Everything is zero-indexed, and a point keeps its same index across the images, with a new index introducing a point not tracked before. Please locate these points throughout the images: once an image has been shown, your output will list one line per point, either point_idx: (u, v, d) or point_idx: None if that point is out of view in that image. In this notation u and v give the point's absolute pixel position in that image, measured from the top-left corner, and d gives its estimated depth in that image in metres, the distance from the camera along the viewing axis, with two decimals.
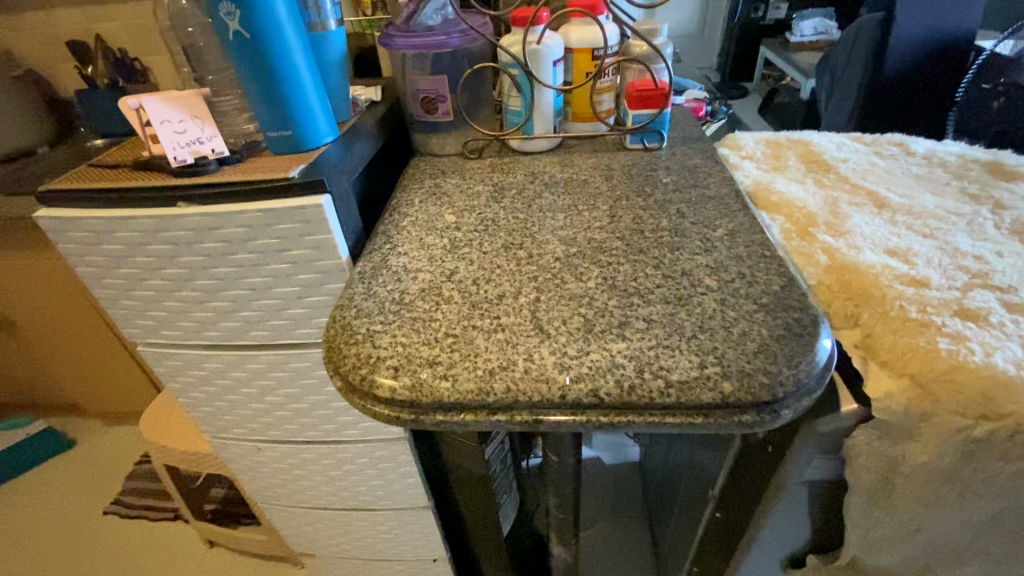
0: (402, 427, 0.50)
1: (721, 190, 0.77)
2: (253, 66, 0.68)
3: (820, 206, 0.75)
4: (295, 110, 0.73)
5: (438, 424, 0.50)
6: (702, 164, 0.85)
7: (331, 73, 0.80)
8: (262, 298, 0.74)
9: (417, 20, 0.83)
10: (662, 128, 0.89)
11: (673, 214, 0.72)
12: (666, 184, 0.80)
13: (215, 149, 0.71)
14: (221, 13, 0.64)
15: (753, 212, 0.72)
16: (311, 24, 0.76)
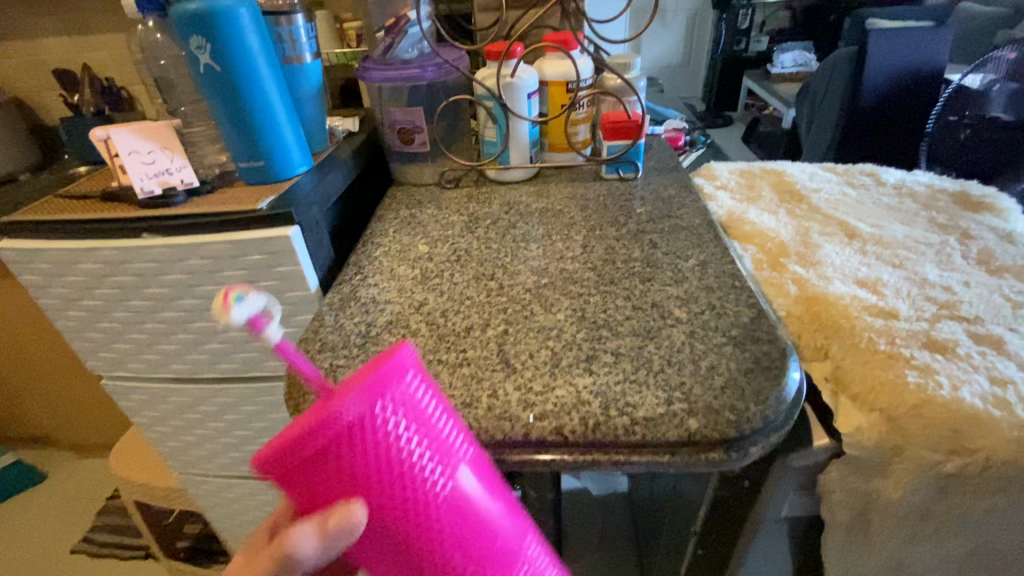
0: None
1: (695, 220, 0.77)
2: (224, 98, 0.68)
3: (792, 236, 0.76)
4: (268, 142, 0.73)
5: None
6: (676, 194, 0.86)
7: (306, 105, 0.80)
8: (230, 330, 0.72)
9: (393, 54, 0.84)
10: (637, 159, 0.90)
11: (646, 244, 0.72)
12: (640, 214, 0.80)
13: (186, 179, 0.71)
14: (193, 47, 0.65)
15: (724, 242, 0.72)
16: (286, 57, 0.76)
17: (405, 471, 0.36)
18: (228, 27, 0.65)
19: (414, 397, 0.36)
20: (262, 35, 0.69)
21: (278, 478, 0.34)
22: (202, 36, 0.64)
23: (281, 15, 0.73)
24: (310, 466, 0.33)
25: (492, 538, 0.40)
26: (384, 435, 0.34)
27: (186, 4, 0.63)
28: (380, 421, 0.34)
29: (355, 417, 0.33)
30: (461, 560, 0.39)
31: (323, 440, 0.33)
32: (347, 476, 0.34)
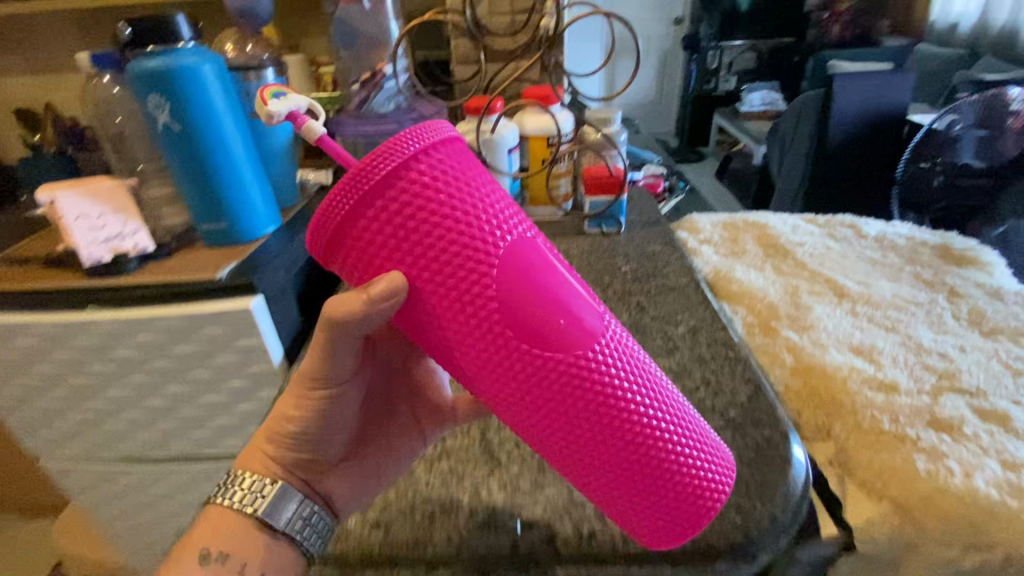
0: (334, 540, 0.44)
1: (682, 279, 0.75)
2: (185, 157, 0.64)
3: (781, 296, 0.74)
4: (234, 202, 0.68)
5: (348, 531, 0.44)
6: (661, 250, 0.83)
7: (274, 161, 0.76)
8: (184, 408, 0.66)
9: (367, 108, 0.81)
10: (619, 214, 0.88)
11: (633, 308, 0.69)
12: (625, 273, 0.77)
13: (142, 243, 0.65)
14: (151, 106, 0.61)
15: (713, 304, 0.69)
16: (254, 113, 0.73)
17: (456, 217, 0.33)
18: (191, 85, 0.61)
19: (459, 151, 0.34)
20: (228, 92, 0.65)
21: (346, 252, 0.35)
22: (162, 94, 0.60)
23: (250, 71, 0.71)
24: (368, 225, 0.33)
25: (569, 322, 0.35)
26: (430, 176, 0.33)
27: (144, 62, 0.59)
28: (424, 166, 0.33)
29: (401, 163, 0.32)
30: (541, 343, 0.35)
31: (371, 185, 0.32)
32: (400, 233, 0.33)
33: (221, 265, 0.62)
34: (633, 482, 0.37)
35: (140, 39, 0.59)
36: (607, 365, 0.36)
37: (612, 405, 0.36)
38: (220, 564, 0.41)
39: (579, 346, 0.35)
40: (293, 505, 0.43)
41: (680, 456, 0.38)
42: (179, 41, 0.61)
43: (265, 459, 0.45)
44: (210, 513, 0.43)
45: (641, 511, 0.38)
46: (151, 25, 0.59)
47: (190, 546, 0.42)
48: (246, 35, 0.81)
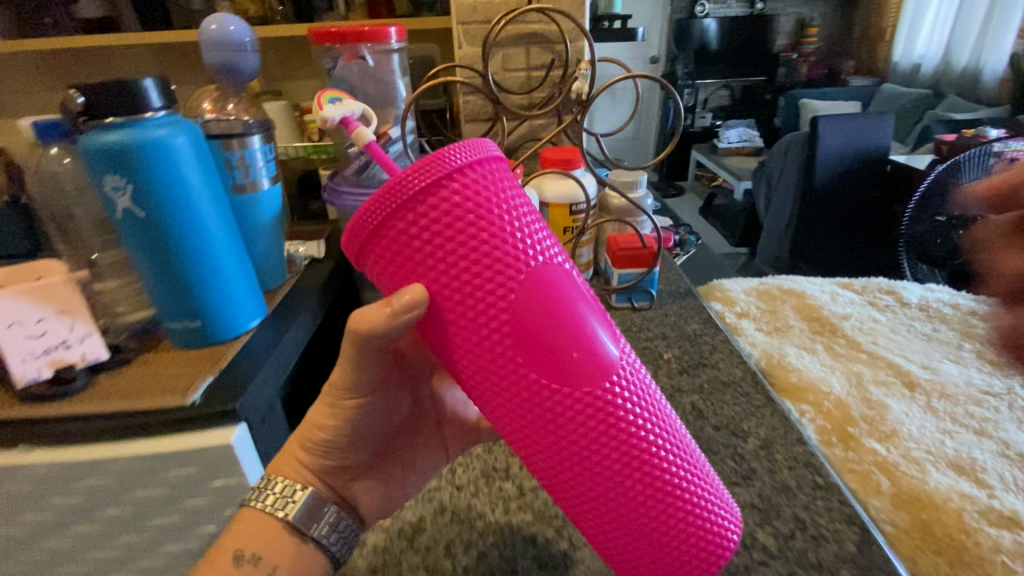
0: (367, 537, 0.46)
1: (735, 371, 0.65)
2: (149, 248, 0.52)
3: (847, 390, 0.65)
4: (209, 296, 0.56)
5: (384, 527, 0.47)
6: (702, 328, 0.73)
7: (258, 239, 0.65)
8: (143, 559, 0.52)
9: (370, 173, 0.69)
10: (651, 286, 0.78)
11: (689, 413, 0.59)
12: (669, 361, 0.66)
13: (96, 351, 0.53)
14: (107, 188, 0.49)
15: (778, 406, 0.60)
16: (235, 185, 0.61)
17: (489, 236, 0.31)
18: (159, 163, 0.49)
19: (502, 171, 0.33)
20: (205, 167, 0.54)
21: (372, 252, 0.33)
22: (121, 174, 0.48)
23: (232, 138, 0.59)
24: (400, 232, 0.31)
25: (591, 355, 0.33)
26: (469, 191, 0.31)
27: (100, 136, 0.48)
28: (466, 179, 0.31)
29: (444, 175, 0.31)
30: (560, 372, 0.32)
31: (409, 193, 0.30)
32: (429, 245, 0.31)
33: (191, 385, 0.50)
34: (640, 528, 0.34)
35: (94, 107, 0.47)
36: (628, 404, 0.34)
37: (627, 444, 0.34)
38: (254, 566, 0.39)
39: (599, 379, 0.33)
40: (327, 513, 0.42)
41: (695, 509, 0.35)
42: (146, 110, 0.49)
43: (302, 467, 0.44)
44: (244, 516, 0.41)
45: (644, 560, 0.35)
46: (109, 90, 0.47)
47: (224, 548, 0.40)
48: (227, 93, 0.72)
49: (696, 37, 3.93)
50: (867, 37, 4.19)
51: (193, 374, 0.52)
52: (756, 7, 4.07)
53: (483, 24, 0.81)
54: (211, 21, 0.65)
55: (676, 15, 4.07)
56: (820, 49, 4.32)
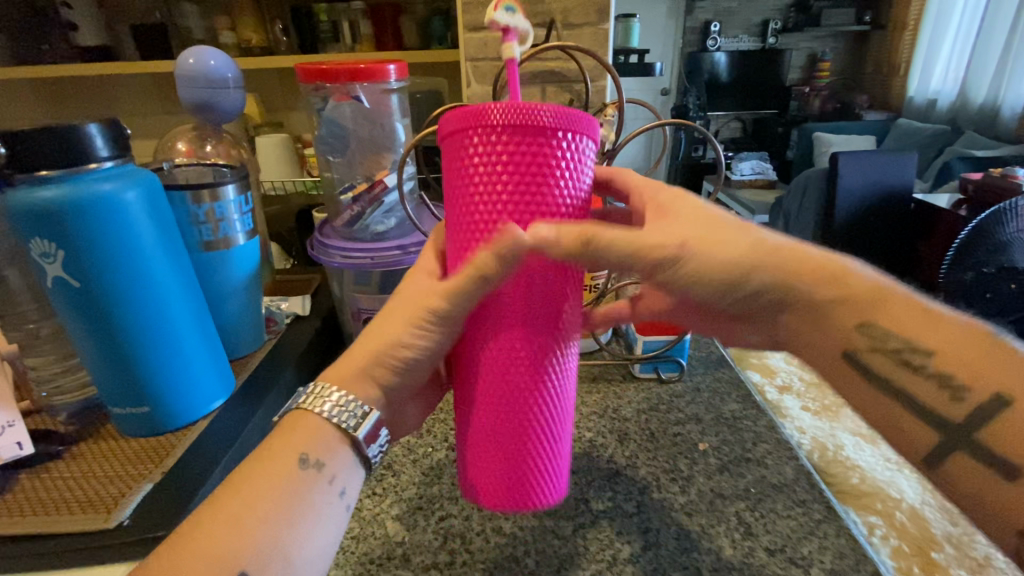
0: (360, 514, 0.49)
1: (786, 471, 0.54)
2: (88, 323, 0.43)
3: (921, 498, 0.54)
4: (160, 376, 0.47)
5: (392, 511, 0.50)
6: (741, 410, 0.62)
7: (229, 300, 0.57)
8: None
9: (361, 227, 0.61)
10: (680, 355, 0.67)
11: (734, 531, 0.48)
12: (707, 454, 0.56)
13: (18, 443, 0.44)
14: (36, 253, 0.41)
15: (844, 522, 0.49)
16: (203, 242, 0.53)
17: (528, 185, 0.33)
18: (103, 224, 0.41)
19: (583, 154, 0.34)
20: (163, 226, 0.46)
21: (443, 141, 0.35)
22: (53, 239, 0.40)
23: (202, 190, 0.51)
24: (472, 145, 0.33)
25: (540, 320, 0.35)
26: (544, 155, 0.32)
27: (28, 191, 0.39)
28: (552, 144, 0.32)
29: (541, 124, 0.32)
30: (518, 312, 0.35)
31: (505, 125, 0.32)
32: (484, 161, 0.33)
33: (121, 499, 0.41)
34: (496, 468, 0.38)
35: (22, 159, 0.39)
36: (554, 375, 0.37)
37: (534, 394, 0.37)
38: (318, 472, 0.38)
39: (549, 336, 0.36)
40: (383, 431, 0.42)
41: (542, 481, 0.39)
42: (91, 161, 0.41)
43: (366, 381, 0.41)
44: (300, 419, 0.39)
45: (485, 486, 0.39)
46: (43, 139, 0.39)
47: (285, 449, 0.38)
48: (206, 133, 0.66)
49: (707, 69, 3.91)
50: (879, 72, 4.15)
51: (129, 477, 0.44)
52: (768, 42, 4.06)
53: (493, 62, 0.76)
54: (189, 55, 0.59)
55: (687, 49, 4.07)
56: (832, 83, 4.29)
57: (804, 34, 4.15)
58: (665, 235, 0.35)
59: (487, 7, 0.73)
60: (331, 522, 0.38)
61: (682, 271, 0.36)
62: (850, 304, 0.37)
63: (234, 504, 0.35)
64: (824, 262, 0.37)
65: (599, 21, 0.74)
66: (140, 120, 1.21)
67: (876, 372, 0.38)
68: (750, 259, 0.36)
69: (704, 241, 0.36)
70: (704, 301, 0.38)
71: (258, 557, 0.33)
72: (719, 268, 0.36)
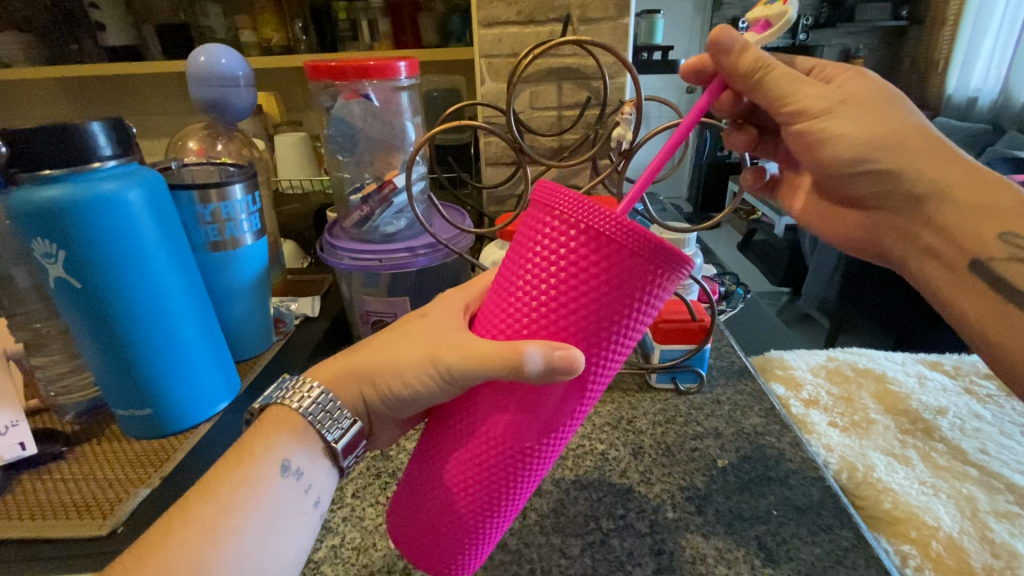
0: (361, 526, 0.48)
1: (812, 492, 0.51)
2: (93, 325, 0.43)
3: (960, 526, 0.50)
4: (164, 380, 0.46)
5: None
6: (764, 425, 0.59)
7: (235, 303, 0.56)
8: None
9: (370, 228, 0.60)
10: (700, 365, 0.64)
11: (754, 556, 0.45)
12: (727, 472, 0.53)
13: (20, 443, 0.45)
14: (38, 254, 0.40)
15: (875, 551, 0.45)
16: (209, 244, 0.52)
17: (582, 291, 0.31)
18: (107, 225, 0.40)
19: (649, 290, 0.32)
20: (167, 226, 0.45)
21: (536, 196, 0.33)
22: (54, 239, 0.39)
23: (209, 189, 0.51)
24: (559, 227, 0.31)
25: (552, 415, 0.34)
26: (621, 277, 0.31)
27: (30, 190, 0.39)
28: (624, 261, 0.30)
29: (628, 246, 0.30)
30: (528, 408, 0.34)
31: (597, 226, 0.30)
32: (562, 250, 0.31)
33: (118, 503, 0.41)
34: (439, 535, 0.37)
35: (23, 157, 0.38)
36: (533, 474, 0.36)
37: (502, 501, 0.36)
38: (297, 480, 0.37)
39: (542, 444, 0.35)
40: (361, 445, 0.41)
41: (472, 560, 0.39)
42: (94, 159, 0.40)
43: (354, 387, 0.40)
44: (280, 416, 0.38)
45: (410, 542, 0.39)
46: (45, 136, 0.38)
47: (267, 451, 0.37)
48: (218, 131, 0.67)
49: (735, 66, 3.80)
50: (916, 68, 3.99)
51: (129, 480, 0.44)
52: (799, 37, 3.93)
53: (508, 59, 0.74)
54: (200, 53, 0.60)
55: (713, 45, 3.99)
56: (866, 80, 4.14)
57: (837, 29, 4.00)
58: (826, 96, 0.42)
59: (501, 3, 0.71)
60: (303, 531, 0.37)
61: (828, 124, 0.43)
62: (991, 214, 0.40)
63: (213, 506, 0.34)
64: (977, 173, 0.41)
65: (617, 15, 0.71)
66: (164, 118, 1.22)
67: (1004, 277, 0.39)
68: (898, 133, 0.41)
69: (866, 100, 0.42)
70: (831, 173, 0.45)
71: (231, 565, 0.33)
72: (865, 128, 0.42)
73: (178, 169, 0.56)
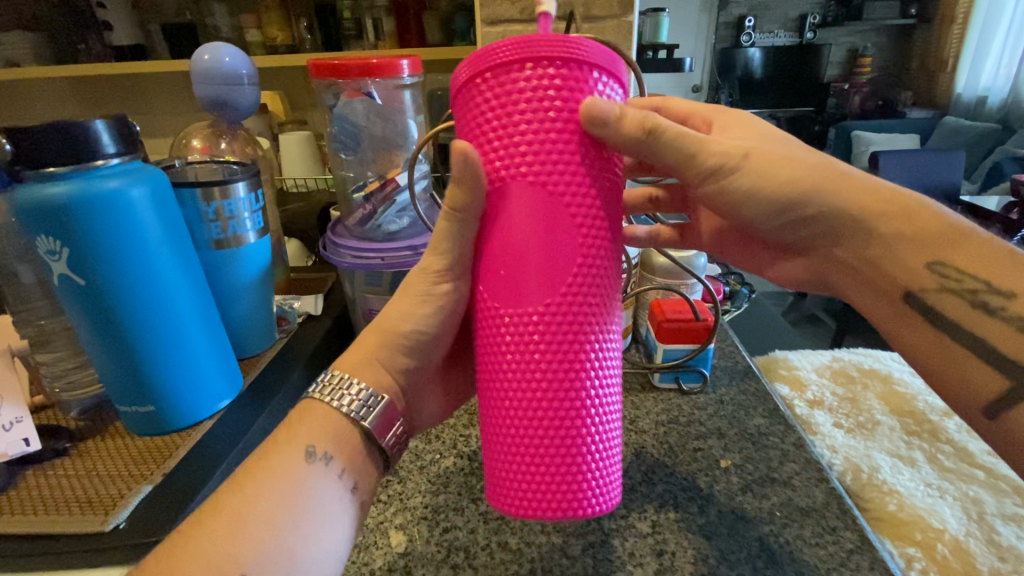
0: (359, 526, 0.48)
1: (815, 494, 0.50)
2: (96, 321, 0.43)
3: (966, 529, 0.50)
4: (167, 376, 0.47)
5: (389, 519, 0.48)
6: (768, 426, 0.59)
7: (239, 299, 0.56)
8: None
9: (372, 226, 0.60)
10: (703, 365, 0.64)
11: (757, 558, 0.44)
12: (730, 472, 0.53)
13: (25, 439, 0.45)
14: (43, 250, 0.40)
15: (879, 554, 0.45)
16: (212, 241, 0.52)
17: (533, 130, 0.32)
18: (110, 221, 0.41)
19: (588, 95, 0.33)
20: (170, 223, 0.45)
21: (455, 98, 0.35)
22: (58, 236, 0.40)
23: (212, 187, 0.51)
24: (484, 92, 0.33)
25: (564, 265, 0.33)
26: (555, 96, 0.32)
27: (35, 187, 0.39)
28: (550, 81, 0.32)
29: (543, 66, 0.32)
30: (543, 268, 0.33)
31: (512, 69, 0.32)
32: (495, 111, 0.33)
33: (120, 499, 0.42)
34: (526, 442, 0.34)
35: (28, 155, 0.38)
36: (585, 340, 0.34)
37: (569, 372, 0.34)
38: (326, 466, 0.37)
39: (573, 298, 0.33)
40: (397, 419, 0.41)
41: (581, 469, 0.34)
42: (97, 157, 0.40)
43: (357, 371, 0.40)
44: (310, 409, 0.39)
45: (509, 478, 0.35)
46: (50, 135, 0.38)
47: (292, 442, 0.37)
48: (222, 130, 0.67)
49: (741, 65, 3.78)
50: (924, 67, 3.95)
51: (132, 477, 0.44)
52: (806, 37, 3.90)
53: None
54: (204, 52, 0.60)
55: (720, 45, 3.98)
56: (874, 80, 4.10)
57: (845, 27, 3.97)
58: (726, 149, 0.39)
59: (505, 0, 0.71)
60: (340, 518, 0.37)
61: (734, 181, 0.39)
62: (916, 240, 0.39)
63: (237, 499, 0.34)
64: (893, 192, 0.39)
65: (622, 13, 0.71)
66: (170, 118, 1.23)
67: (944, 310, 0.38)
68: (810, 181, 0.39)
69: (766, 154, 0.39)
70: (759, 224, 0.42)
71: (261, 556, 0.33)
72: (773, 184, 0.39)
73: (182, 166, 0.56)
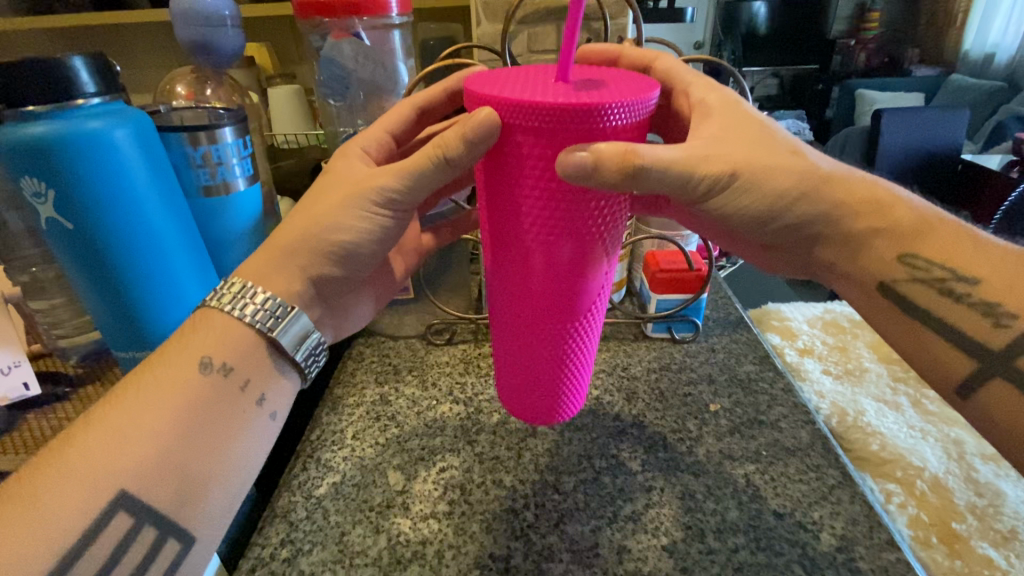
0: (353, 467, 0.49)
1: (801, 435, 0.52)
2: (87, 265, 0.43)
3: (946, 467, 0.53)
4: (159, 326, 0.47)
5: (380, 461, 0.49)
6: (758, 372, 0.60)
7: (228, 250, 0.56)
8: None
9: None
10: (696, 315, 0.64)
11: (741, 493, 0.46)
12: (718, 415, 0.54)
13: (25, 383, 0.46)
14: (28, 193, 0.40)
15: (860, 488, 0.46)
16: (201, 188, 0.52)
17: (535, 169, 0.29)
18: (96, 163, 0.40)
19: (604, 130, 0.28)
20: (157, 167, 0.44)
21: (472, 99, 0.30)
22: (43, 177, 0.39)
23: (199, 131, 0.49)
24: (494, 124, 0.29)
25: (557, 295, 0.34)
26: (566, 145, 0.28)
27: (17, 127, 0.38)
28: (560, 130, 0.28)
29: (555, 119, 0.27)
30: (539, 288, 0.33)
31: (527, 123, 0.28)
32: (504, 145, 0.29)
33: None
34: (518, 405, 0.39)
35: (7, 92, 0.37)
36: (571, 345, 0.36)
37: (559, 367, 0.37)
38: (223, 376, 0.36)
39: (563, 316, 0.34)
40: (309, 332, 0.39)
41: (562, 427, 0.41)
42: (77, 96, 0.39)
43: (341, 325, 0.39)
44: (208, 318, 0.37)
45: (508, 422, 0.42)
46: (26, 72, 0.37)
47: (186, 351, 0.36)
48: (206, 76, 0.66)
49: (745, 22, 3.60)
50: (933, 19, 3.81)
51: None
52: None
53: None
54: None
55: None
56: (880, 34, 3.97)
57: None
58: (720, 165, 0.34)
59: None
60: (245, 433, 0.36)
61: (731, 197, 0.35)
62: (891, 235, 0.37)
63: (117, 416, 0.33)
64: (869, 188, 0.37)
65: None
66: (155, 72, 1.19)
67: (915, 302, 0.37)
68: (797, 189, 0.36)
69: (760, 165, 0.35)
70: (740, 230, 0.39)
71: (146, 475, 0.32)
72: (759, 198, 0.36)
73: (167, 111, 0.54)
